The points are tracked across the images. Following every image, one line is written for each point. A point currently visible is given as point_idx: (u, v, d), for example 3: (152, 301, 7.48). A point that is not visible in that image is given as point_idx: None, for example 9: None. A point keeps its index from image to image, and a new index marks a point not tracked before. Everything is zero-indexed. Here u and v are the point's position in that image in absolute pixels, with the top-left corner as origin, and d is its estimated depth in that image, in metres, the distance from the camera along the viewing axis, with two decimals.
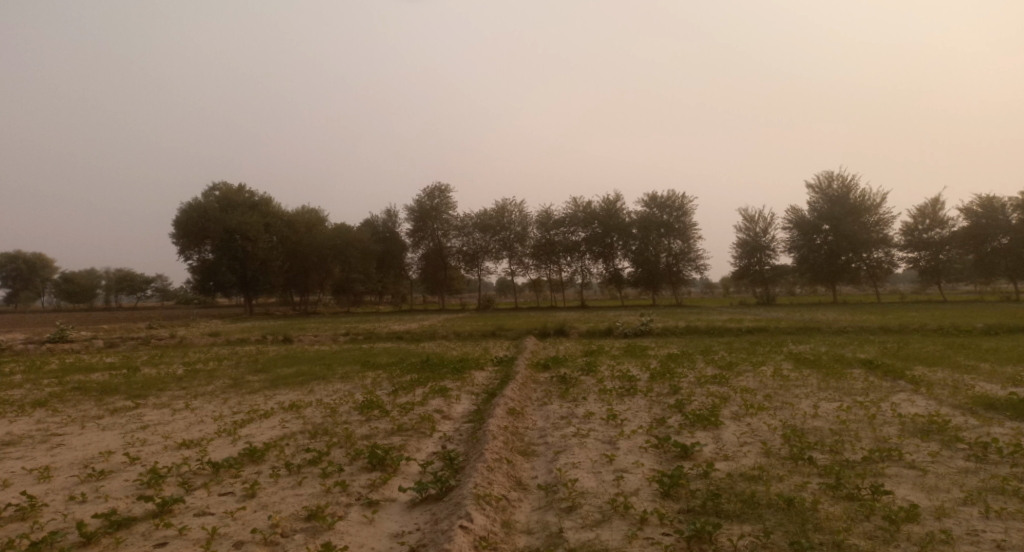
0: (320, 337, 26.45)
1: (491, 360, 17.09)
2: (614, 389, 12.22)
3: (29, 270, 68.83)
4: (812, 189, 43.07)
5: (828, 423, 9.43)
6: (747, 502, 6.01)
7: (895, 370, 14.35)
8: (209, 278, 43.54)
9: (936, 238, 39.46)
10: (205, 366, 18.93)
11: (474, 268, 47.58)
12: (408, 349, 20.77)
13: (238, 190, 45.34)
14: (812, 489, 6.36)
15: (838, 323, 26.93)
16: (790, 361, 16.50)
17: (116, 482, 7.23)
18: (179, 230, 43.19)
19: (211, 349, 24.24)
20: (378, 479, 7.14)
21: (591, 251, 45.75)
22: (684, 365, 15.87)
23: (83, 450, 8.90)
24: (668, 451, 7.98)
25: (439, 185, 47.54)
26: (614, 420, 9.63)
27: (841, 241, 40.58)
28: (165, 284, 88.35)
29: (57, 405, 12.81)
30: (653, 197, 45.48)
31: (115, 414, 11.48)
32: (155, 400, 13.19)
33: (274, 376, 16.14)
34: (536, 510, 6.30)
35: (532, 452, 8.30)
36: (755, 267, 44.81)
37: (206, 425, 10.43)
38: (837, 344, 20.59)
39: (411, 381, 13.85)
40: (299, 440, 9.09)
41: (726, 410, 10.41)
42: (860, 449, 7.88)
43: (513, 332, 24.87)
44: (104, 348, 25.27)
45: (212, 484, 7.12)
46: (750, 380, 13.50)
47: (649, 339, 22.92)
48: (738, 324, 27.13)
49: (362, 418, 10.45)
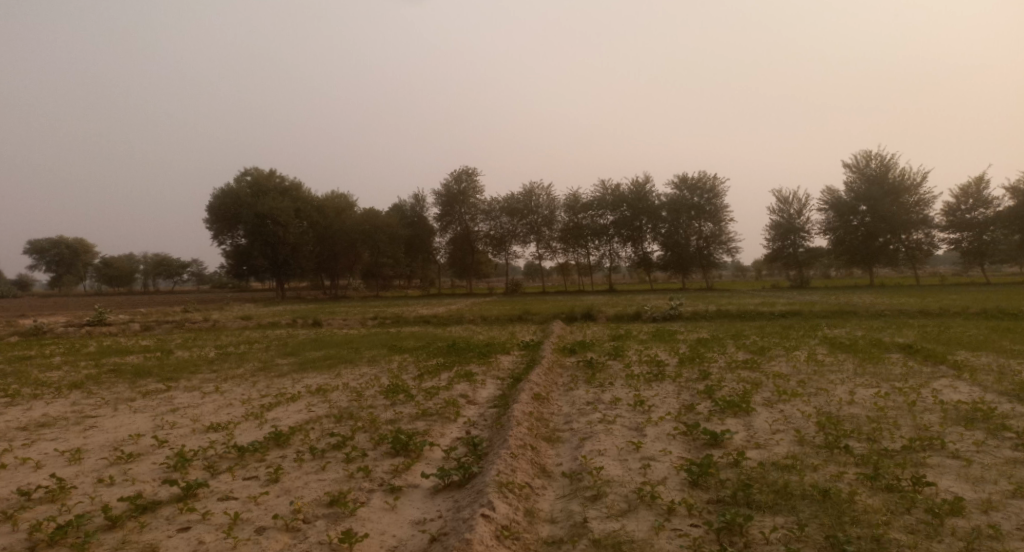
0: (349, 321, 26.62)
1: (518, 344, 16.99)
2: (641, 374, 12.00)
3: (71, 255, 70.67)
4: (848, 169, 41.88)
5: (864, 410, 9.11)
6: (780, 493, 5.80)
7: (936, 355, 13.87)
8: (242, 263, 44.19)
9: (979, 219, 38.06)
10: (236, 349, 19.21)
11: (502, 252, 47.53)
12: (435, 334, 20.77)
13: (269, 175, 45.77)
14: (848, 479, 6.11)
15: (875, 306, 26.21)
16: (825, 345, 16.10)
17: (143, 465, 7.30)
18: (213, 215, 43.90)
19: (243, 333, 24.63)
20: (401, 464, 7.08)
21: (620, 235, 45.21)
22: (714, 350, 15.59)
23: (115, 432, 9.04)
24: (697, 439, 7.78)
25: (466, 168, 47.34)
26: (642, 406, 9.43)
27: (879, 222, 39.44)
28: (200, 269, 90.07)
29: (93, 387, 13.08)
30: (684, 179, 44.65)
31: (147, 397, 11.66)
32: (186, 383, 13.37)
33: (302, 360, 16.27)
34: (561, 499, 6.16)
35: (556, 438, 8.18)
36: (789, 250, 43.88)
37: (234, 408, 10.52)
38: (874, 328, 20.01)
39: (438, 365, 13.84)
40: (325, 424, 9.10)
41: (758, 397, 10.14)
42: (900, 438, 7.57)
43: (540, 316, 24.75)
44: (140, 332, 25.82)
45: (237, 467, 7.14)
46: (783, 365, 13.18)
47: (679, 324, 22.58)
48: (771, 308, 26.60)
49: (387, 402, 10.43)
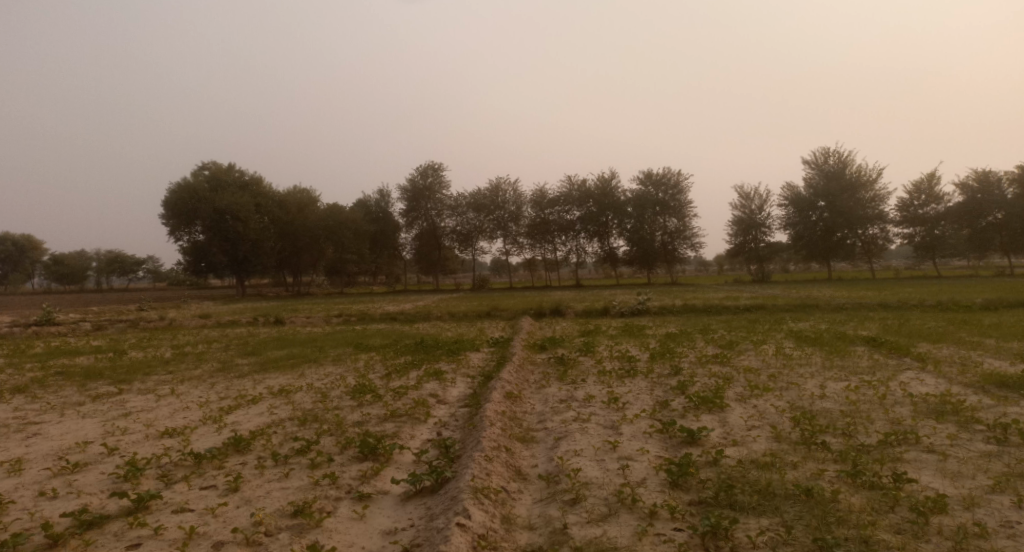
0: (313, 319, 26.00)
1: (487, 340, 16.71)
2: (613, 370, 11.86)
3: (18, 252, 67.88)
4: (807, 165, 42.61)
5: (838, 404, 9.08)
6: (763, 493, 5.65)
7: (900, 347, 14.04)
8: (201, 260, 42.89)
9: (931, 214, 39.09)
10: (194, 349, 18.52)
11: (468, 248, 47.21)
12: (402, 331, 20.34)
13: (228, 170, 44.55)
14: (829, 477, 6.00)
15: (836, 300, 26.70)
16: (791, 339, 16.22)
17: (91, 476, 6.82)
18: (169, 211, 42.48)
19: (201, 331, 23.82)
20: (369, 469, 6.76)
21: (586, 230, 45.29)
22: (684, 345, 15.56)
23: (61, 440, 8.48)
24: (673, 436, 7.62)
25: (432, 163, 46.76)
26: (616, 404, 9.26)
27: (837, 217, 40.19)
28: (156, 266, 87.41)
29: (38, 392, 12.35)
30: (649, 174, 44.97)
31: (97, 401, 11.04)
32: (140, 385, 12.73)
33: (264, 359, 15.70)
34: (538, 504, 5.92)
35: (530, 439, 7.95)
36: (750, 245, 44.49)
37: (190, 412, 10.02)
38: (837, 321, 20.26)
39: (406, 364, 13.49)
40: (287, 427, 8.69)
41: (730, 392, 10.06)
42: (875, 433, 7.54)
43: (508, 312, 24.53)
44: (91, 332, 24.77)
45: (193, 476, 6.72)
46: (752, 359, 13.22)
47: (646, 318, 22.56)
48: (736, 302, 26.90)
49: (354, 403, 10.06)
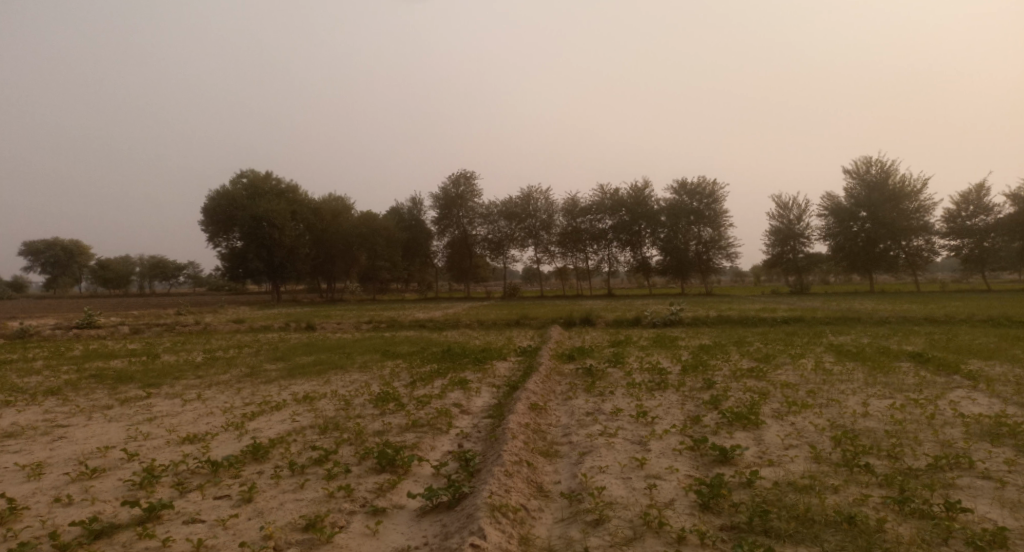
0: (343, 325, 26.05)
1: (515, 350, 16.43)
2: (643, 382, 11.50)
3: (66, 257, 70.10)
4: (848, 174, 41.47)
5: (882, 424, 8.57)
6: (801, 519, 5.25)
7: (949, 364, 13.34)
8: (238, 266, 43.59)
9: (980, 225, 37.63)
10: (225, 353, 18.66)
11: (499, 256, 47.06)
12: (431, 338, 20.21)
13: (266, 177, 45.24)
14: (874, 504, 5.56)
15: (878, 312, 25.77)
16: (831, 353, 15.57)
17: (107, 482, 6.74)
18: (208, 218, 43.28)
19: (234, 336, 24.07)
20: (386, 482, 6.54)
21: (618, 239, 44.74)
22: (718, 357, 15.06)
23: (85, 444, 8.47)
24: (704, 455, 7.25)
25: (464, 171, 46.85)
26: (645, 418, 8.90)
27: (879, 228, 38.97)
28: (196, 270, 89.24)
29: (69, 394, 12.49)
30: (683, 183, 44.25)
31: (124, 405, 11.09)
32: (168, 389, 12.79)
33: (292, 365, 15.68)
34: (559, 524, 5.62)
35: (554, 453, 7.64)
36: (788, 256, 43.44)
37: (214, 417, 9.97)
38: (879, 335, 19.48)
39: (431, 372, 13.33)
40: (308, 435, 8.54)
41: (766, 408, 9.60)
42: (923, 455, 7.04)
43: (538, 320, 24.22)
44: (129, 335, 25.23)
45: (208, 484, 6.59)
46: (790, 374, 12.69)
47: (679, 329, 22.02)
48: (773, 314, 26.12)
49: (376, 412, 9.89)
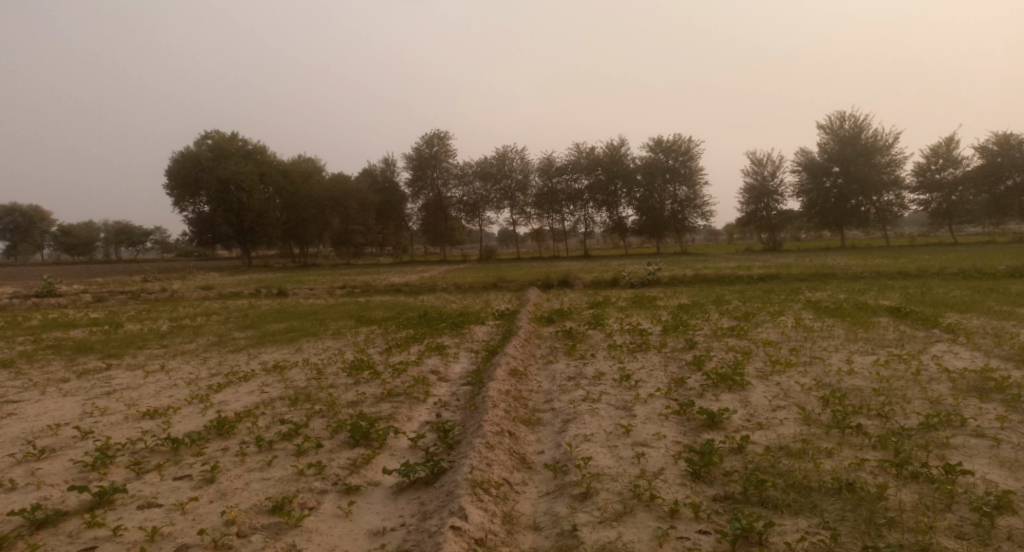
0: (317, 290, 25.49)
1: (493, 313, 16.08)
2: (624, 344, 11.23)
3: (27, 223, 67.49)
4: (822, 129, 41.35)
5: (867, 381, 8.40)
6: (798, 488, 5.01)
7: (928, 318, 13.29)
8: (206, 231, 42.33)
9: (948, 179, 37.88)
10: (193, 321, 18.01)
11: (475, 219, 46.42)
12: (406, 303, 19.79)
13: (231, 138, 43.71)
14: (871, 468, 5.34)
15: (853, 268, 25.86)
16: (809, 310, 15.48)
17: (57, 464, 6.27)
18: (172, 181, 41.77)
19: (203, 303, 23.37)
20: (359, 457, 6.16)
21: (594, 200, 44.37)
22: (698, 317, 14.88)
23: (36, 422, 7.94)
24: (692, 419, 7.00)
25: (437, 131, 45.83)
26: (628, 382, 8.63)
27: (851, 184, 39.05)
28: (164, 236, 87.25)
29: (23, 367, 11.86)
30: (658, 141, 43.72)
31: (82, 378, 10.53)
32: (130, 360, 12.21)
33: (261, 333, 15.15)
34: (544, 499, 5.32)
35: (536, 421, 7.33)
36: (762, 213, 43.46)
37: (177, 390, 9.46)
38: (857, 291, 19.49)
39: (407, 337, 12.92)
40: (277, 408, 8.11)
41: (751, 368, 9.40)
42: (914, 414, 6.84)
43: (515, 283, 23.88)
44: (92, 303, 24.35)
45: (167, 464, 6.16)
46: (771, 332, 12.53)
47: (657, 289, 21.86)
48: (748, 271, 26.10)
49: (350, 381, 9.48)
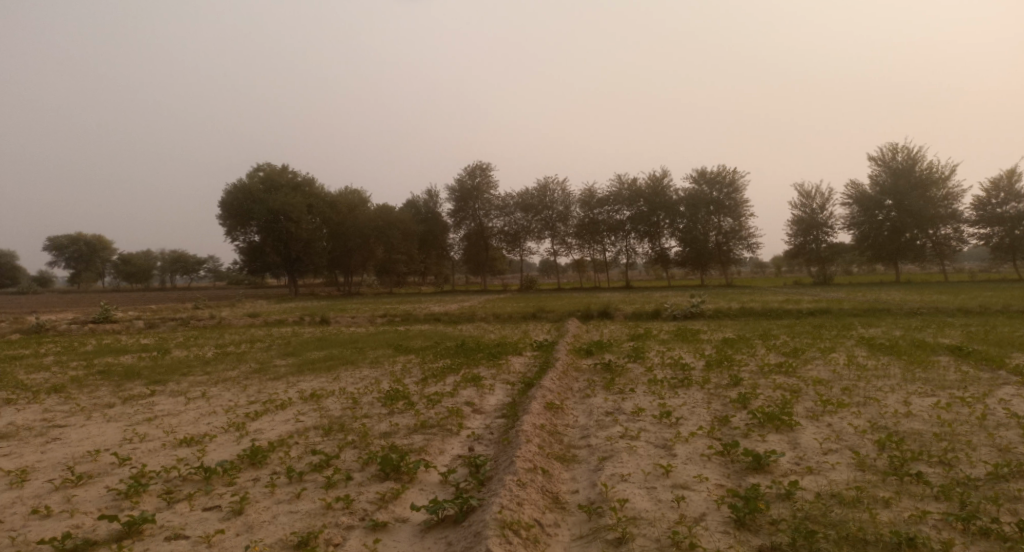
0: (358, 319, 25.74)
1: (531, 344, 15.87)
2: (665, 379, 10.87)
3: (89, 251, 70.70)
4: (873, 161, 40.27)
5: (927, 425, 7.88)
6: (852, 541, 4.66)
7: (992, 358, 12.53)
8: (256, 260, 43.41)
9: (1010, 213, 36.29)
10: (236, 348, 18.31)
11: (516, 249, 46.49)
12: (445, 333, 19.75)
13: (282, 170, 45.03)
14: (934, 521, 4.93)
15: (908, 303, 24.83)
16: (862, 347, 14.81)
17: (93, 491, 6.30)
18: (225, 212, 43.10)
19: (248, 330, 23.81)
20: (388, 492, 6.00)
21: (637, 231, 43.96)
22: (743, 352, 14.37)
23: (78, 447, 8.06)
24: (736, 461, 6.64)
25: (480, 163, 46.31)
26: (668, 419, 8.29)
27: (905, 217, 37.79)
28: (216, 264, 90.10)
29: (73, 391, 12.17)
30: (703, 172, 43.23)
31: (126, 403, 10.72)
32: (173, 386, 12.40)
33: (301, 361, 15.26)
34: (577, 543, 5.06)
35: (571, 458, 7.07)
36: (811, 246, 42.36)
37: (215, 418, 9.52)
38: (913, 327, 18.63)
39: (443, 367, 12.81)
40: (311, 438, 8.05)
41: (799, 407, 8.95)
42: (980, 463, 6.35)
43: (555, 314, 23.64)
44: (143, 329, 25.07)
45: (198, 493, 6.11)
46: (821, 369, 11.99)
47: (700, 322, 21.34)
48: (797, 305, 25.30)
49: (385, 411, 9.38)
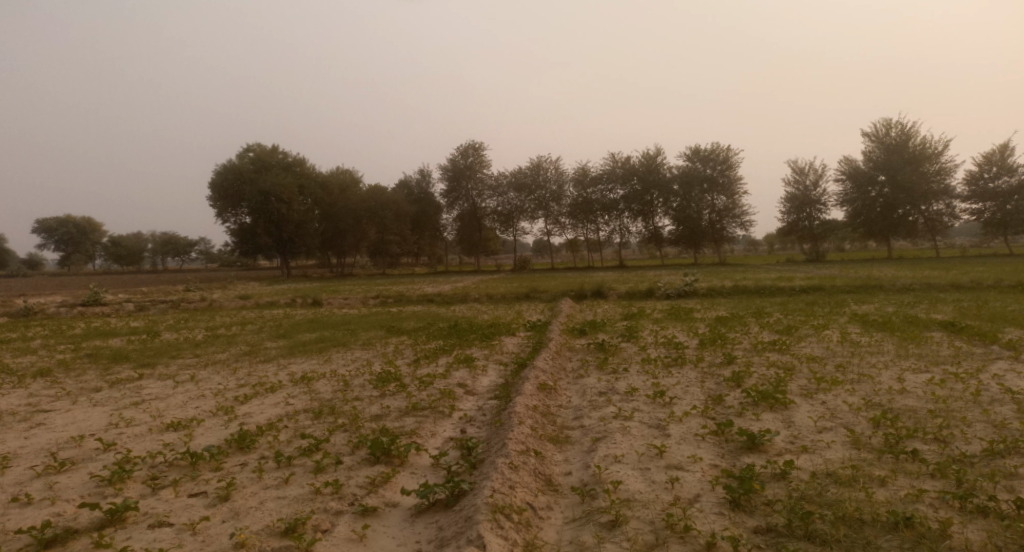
0: (350, 300, 25.55)
1: (524, 324, 15.76)
2: (659, 359, 10.78)
3: (79, 234, 70.05)
4: (867, 137, 40.09)
5: (921, 401, 7.83)
6: (849, 522, 4.59)
7: (985, 334, 12.52)
8: (247, 242, 43.05)
9: (1003, 188, 36.27)
10: (227, 331, 18.12)
11: (509, 229, 46.29)
12: (437, 313, 19.63)
13: (272, 151, 44.53)
14: (930, 500, 4.87)
15: (901, 280, 24.80)
16: (856, 324, 14.80)
17: (76, 477, 6.17)
18: (215, 193, 42.62)
19: (239, 313, 23.60)
20: (378, 476, 5.90)
21: (630, 209, 43.75)
22: (736, 330, 14.31)
23: (63, 432, 7.91)
24: (730, 441, 6.57)
25: (472, 142, 45.89)
26: (662, 399, 8.21)
27: (898, 193, 37.74)
28: (208, 247, 89.70)
29: (60, 375, 11.99)
30: (696, 150, 42.97)
31: (113, 387, 10.56)
32: (162, 370, 12.24)
33: (293, 343, 15.10)
34: (569, 526, 4.98)
35: (564, 440, 6.98)
36: (804, 223, 42.30)
37: (204, 401, 9.38)
38: (906, 304, 18.63)
39: (436, 349, 12.69)
40: (300, 421, 7.94)
41: (794, 385, 8.88)
42: (976, 440, 6.30)
43: (548, 293, 23.53)
44: (133, 312, 24.84)
45: (183, 479, 5.99)
46: (815, 346, 11.94)
47: (693, 301, 21.28)
48: (790, 282, 25.29)
49: (376, 394, 9.26)
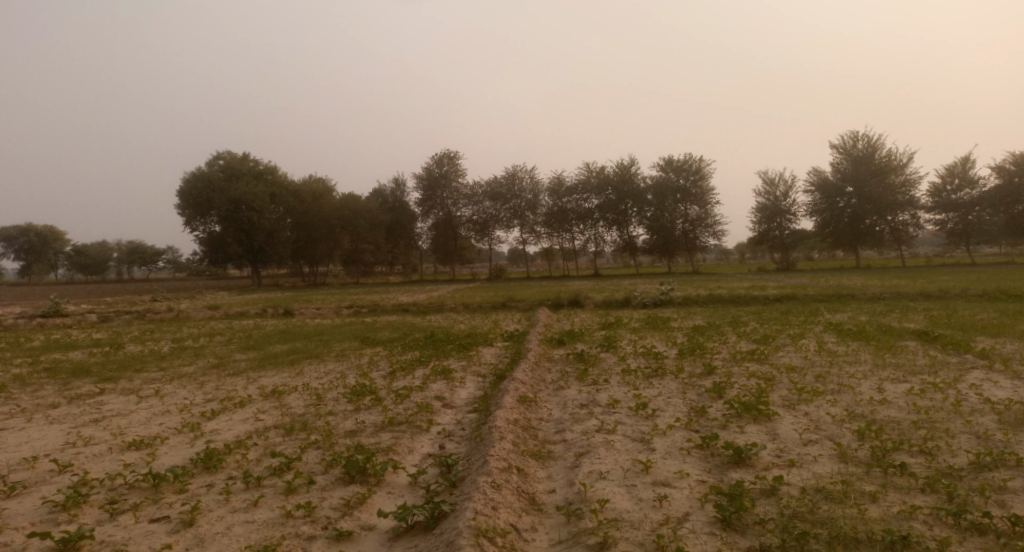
0: (323, 310, 25.06)
1: (502, 335, 15.51)
2: (639, 369, 10.64)
3: (41, 242, 67.49)
4: (835, 149, 40.76)
5: (903, 412, 7.80)
6: (844, 542, 4.45)
7: (959, 343, 12.62)
8: (217, 251, 42.19)
9: (965, 199, 37.13)
10: (195, 343, 17.56)
11: (485, 238, 46.08)
12: (413, 324, 19.26)
13: (243, 158, 43.77)
14: (924, 516, 4.76)
15: (872, 288, 25.09)
16: (831, 333, 14.85)
17: (28, 502, 5.79)
18: (184, 201, 41.69)
19: (208, 324, 22.95)
20: (353, 497, 5.62)
21: (605, 219, 43.82)
22: (714, 340, 14.23)
23: (16, 453, 7.47)
24: (716, 455, 6.41)
25: (447, 151, 45.65)
26: (645, 411, 8.04)
27: (866, 204, 38.41)
28: (176, 255, 87.81)
29: (16, 391, 11.43)
30: (670, 160, 43.31)
31: (72, 403, 10.07)
32: (125, 384, 11.75)
33: (263, 355, 14.65)
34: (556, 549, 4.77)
35: (547, 455, 6.77)
36: (775, 232, 42.81)
37: (168, 417, 8.97)
38: (878, 312, 18.83)
39: (412, 360, 12.38)
40: (270, 438, 7.60)
41: (776, 396, 8.78)
42: (962, 452, 6.23)
43: (525, 303, 23.33)
44: (97, 324, 24.00)
45: (145, 503, 5.65)
46: (793, 356, 11.91)
47: (670, 310, 21.26)
48: (763, 291, 25.44)
49: (351, 408, 8.95)
